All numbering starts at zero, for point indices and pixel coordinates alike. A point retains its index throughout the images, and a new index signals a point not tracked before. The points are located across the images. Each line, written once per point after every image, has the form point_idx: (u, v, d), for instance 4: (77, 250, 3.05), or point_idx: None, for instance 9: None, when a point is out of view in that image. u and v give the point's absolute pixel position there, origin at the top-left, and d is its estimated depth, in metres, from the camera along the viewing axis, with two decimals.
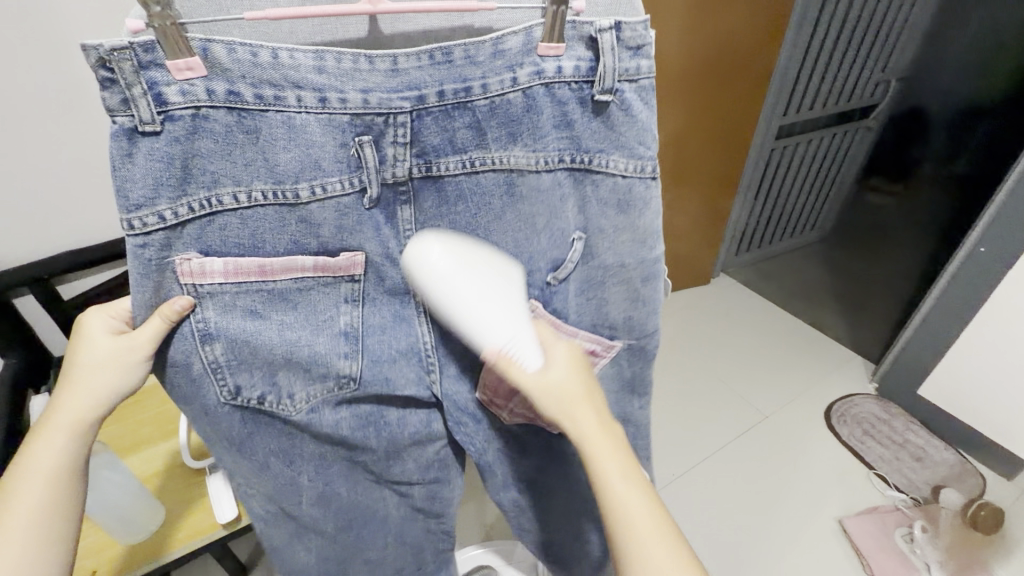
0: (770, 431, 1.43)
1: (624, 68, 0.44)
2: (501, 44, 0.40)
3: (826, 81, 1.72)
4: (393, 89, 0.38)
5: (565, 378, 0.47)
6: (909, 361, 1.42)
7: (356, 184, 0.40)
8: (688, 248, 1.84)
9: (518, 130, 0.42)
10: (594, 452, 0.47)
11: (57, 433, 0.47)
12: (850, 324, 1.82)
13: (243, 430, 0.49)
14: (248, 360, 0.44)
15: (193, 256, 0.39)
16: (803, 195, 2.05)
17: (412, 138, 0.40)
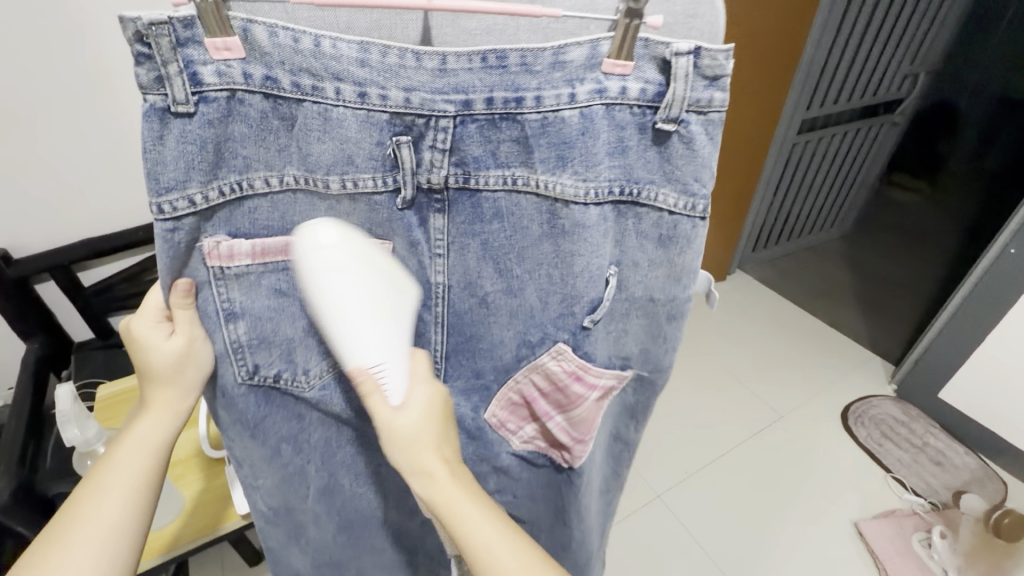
0: (785, 431, 1.41)
1: (696, 97, 0.37)
2: (562, 54, 0.35)
3: (851, 74, 1.68)
4: (437, 91, 0.36)
5: (416, 428, 0.40)
6: (930, 365, 1.39)
7: (390, 183, 0.39)
8: (705, 243, 1.81)
9: (569, 151, 0.38)
10: (453, 511, 0.40)
11: (128, 453, 0.46)
12: (870, 324, 1.79)
13: (258, 410, 0.48)
14: (270, 340, 0.44)
15: (222, 237, 0.38)
16: (823, 192, 2.01)
17: (453, 146, 0.38)
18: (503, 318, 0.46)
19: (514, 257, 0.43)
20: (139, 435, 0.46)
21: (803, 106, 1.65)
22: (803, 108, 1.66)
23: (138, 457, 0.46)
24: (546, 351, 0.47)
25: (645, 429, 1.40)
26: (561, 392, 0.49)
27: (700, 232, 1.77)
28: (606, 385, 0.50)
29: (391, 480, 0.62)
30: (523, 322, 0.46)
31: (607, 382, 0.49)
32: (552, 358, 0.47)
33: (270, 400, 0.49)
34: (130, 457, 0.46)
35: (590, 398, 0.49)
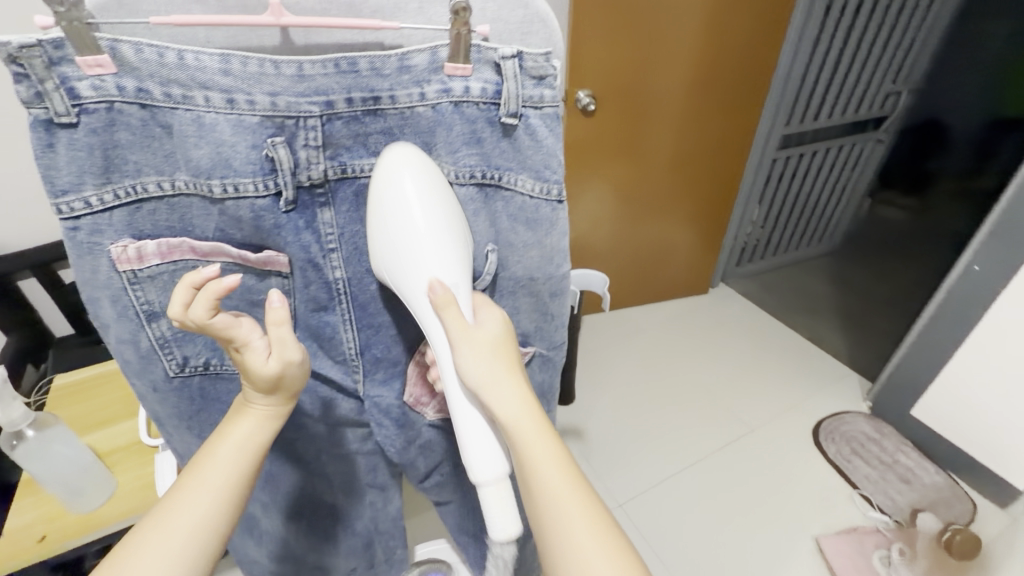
0: (755, 444, 1.41)
1: (526, 94, 0.39)
2: (407, 60, 0.36)
3: (831, 91, 1.69)
4: (299, 94, 0.35)
5: (493, 339, 0.40)
6: (903, 381, 1.38)
7: (270, 187, 0.37)
8: (685, 254, 1.83)
9: (436, 138, 0.40)
10: (524, 432, 0.38)
11: (216, 457, 0.42)
12: (850, 339, 1.79)
13: (194, 404, 0.45)
14: (193, 332, 0.42)
15: (127, 240, 0.37)
16: (809, 207, 2.01)
17: (324, 142, 0.37)
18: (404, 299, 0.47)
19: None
20: (230, 442, 0.42)
21: (782, 122, 1.66)
22: (782, 124, 1.67)
23: (236, 455, 0.42)
24: None
25: (613, 441, 1.41)
26: None
27: (682, 244, 1.80)
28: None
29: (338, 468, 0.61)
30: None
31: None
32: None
33: (207, 395, 0.46)
34: (223, 462, 0.42)
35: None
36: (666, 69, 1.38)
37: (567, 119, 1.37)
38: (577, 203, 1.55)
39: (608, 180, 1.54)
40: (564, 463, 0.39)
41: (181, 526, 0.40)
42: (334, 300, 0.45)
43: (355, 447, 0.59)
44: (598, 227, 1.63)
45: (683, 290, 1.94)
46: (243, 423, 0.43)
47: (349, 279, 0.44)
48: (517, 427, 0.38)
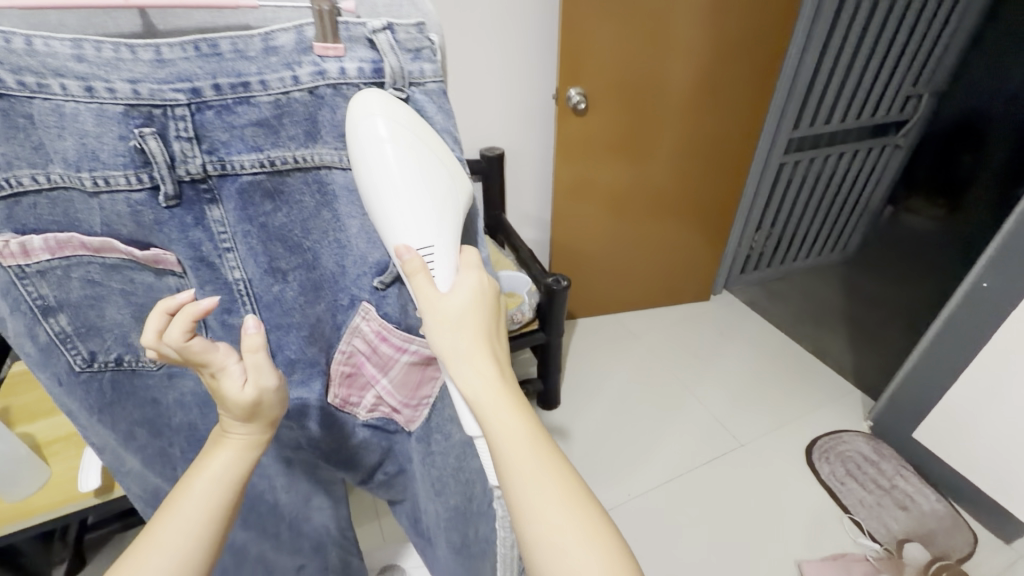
0: (743, 459, 1.35)
1: (407, 71, 0.41)
2: (272, 40, 0.37)
3: (844, 93, 1.61)
4: (161, 81, 0.35)
5: (465, 306, 0.40)
6: (904, 401, 1.31)
7: (147, 181, 0.36)
8: (685, 259, 1.78)
9: (316, 125, 0.40)
10: (488, 404, 0.38)
11: (194, 492, 0.39)
12: (857, 353, 1.70)
13: (104, 397, 0.42)
14: (100, 327, 0.40)
15: (7, 237, 0.34)
16: (821, 215, 1.92)
17: (197, 134, 0.37)
18: (310, 301, 0.46)
19: (299, 232, 0.43)
20: (209, 473, 0.40)
21: (789, 124, 1.59)
22: (789, 126, 1.59)
23: (213, 490, 0.40)
24: (356, 312, 0.47)
25: (596, 449, 1.37)
26: (381, 354, 0.50)
27: (686, 247, 1.74)
28: (420, 349, 0.50)
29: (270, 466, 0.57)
30: (330, 290, 0.46)
31: (419, 348, 0.50)
32: (359, 317, 0.47)
33: (122, 387, 0.43)
34: (202, 494, 0.40)
35: (404, 360, 0.50)
36: (663, 67, 1.33)
37: (557, 118, 1.34)
38: (569, 204, 1.51)
39: (604, 181, 1.50)
40: (540, 439, 0.38)
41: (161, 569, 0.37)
42: (235, 301, 0.43)
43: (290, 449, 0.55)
44: (595, 230, 1.59)
45: (685, 296, 1.88)
46: (224, 452, 0.41)
47: (248, 278, 0.43)
48: (483, 405, 0.38)
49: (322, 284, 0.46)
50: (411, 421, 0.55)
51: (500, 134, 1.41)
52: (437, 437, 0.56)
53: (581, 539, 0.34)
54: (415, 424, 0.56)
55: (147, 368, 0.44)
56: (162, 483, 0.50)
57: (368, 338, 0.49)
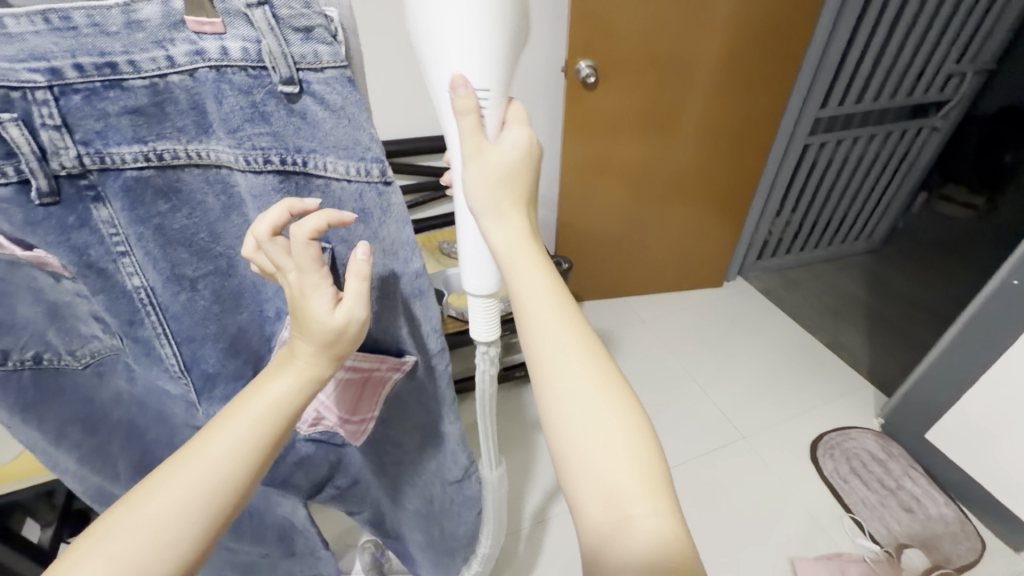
0: (744, 453, 1.32)
1: (298, 52, 0.31)
2: (134, 12, 0.28)
3: (879, 70, 1.49)
4: (13, 59, 0.26)
5: (510, 163, 0.41)
6: (918, 402, 1.25)
7: (12, 173, 0.28)
8: (696, 244, 1.71)
9: (208, 115, 0.31)
10: (516, 256, 0.41)
11: (243, 416, 0.37)
12: (874, 347, 1.63)
13: (26, 397, 0.41)
14: (11, 323, 0.37)
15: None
16: (847, 200, 1.82)
17: (68, 120, 0.28)
18: (228, 310, 0.41)
19: (206, 237, 0.37)
20: (261, 399, 0.38)
21: (815, 103, 1.49)
22: (816, 105, 1.49)
23: (267, 417, 0.38)
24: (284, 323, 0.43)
25: None
26: None
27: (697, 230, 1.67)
28: (356, 365, 0.45)
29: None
30: (253, 298, 0.42)
31: (355, 365, 0.45)
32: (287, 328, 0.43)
33: (48, 381, 0.42)
34: (257, 416, 0.38)
35: (338, 376, 0.45)
36: (682, 40, 1.25)
37: (567, 93, 1.27)
38: (578, 182, 1.45)
39: (616, 158, 1.43)
40: (569, 307, 0.41)
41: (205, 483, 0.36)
42: (139, 313, 0.37)
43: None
44: (604, 212, 1.54)
45: (694, 283, 1.81)
46: (279, 380, 0.39)
47: (152, 288, 0.36)
48: (516, 258, 0.41)
49: (243, 291, 0.41)
50: (357, 434, 0.51)
51: None
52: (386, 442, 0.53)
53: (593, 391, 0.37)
54: (361, 438, 0.52)
55: (68, 368, 0.42)
56: (103, 476, 0.50)
57: None
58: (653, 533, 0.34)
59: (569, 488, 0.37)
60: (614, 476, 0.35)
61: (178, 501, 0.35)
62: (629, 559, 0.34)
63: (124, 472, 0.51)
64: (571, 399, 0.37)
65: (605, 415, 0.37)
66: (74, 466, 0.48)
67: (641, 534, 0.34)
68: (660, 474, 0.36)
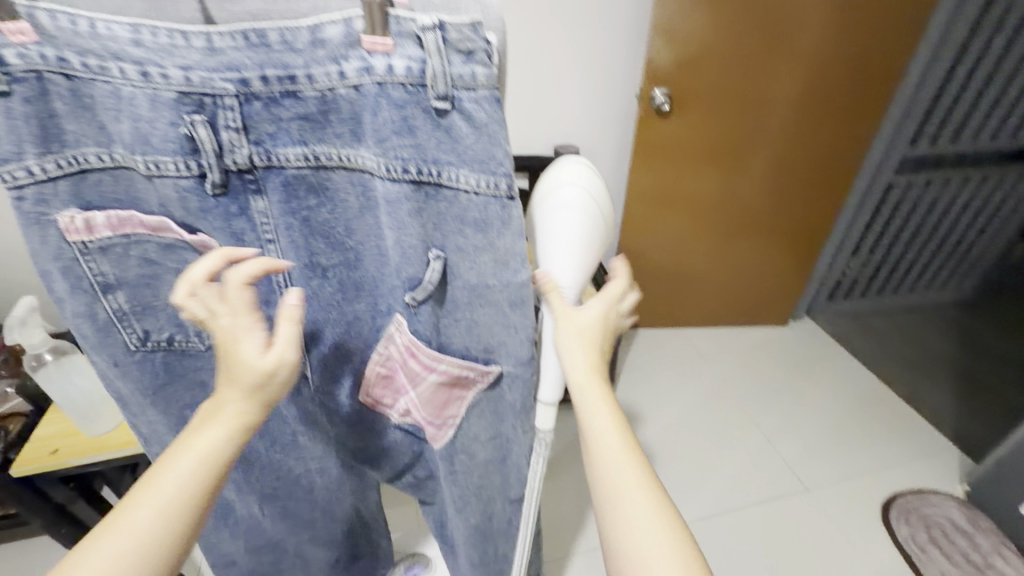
0: (807, 505, 1.24)
1: (456, 73, 0.32)
2: (319, 32, 0.31)
3: (979, 110, 1.41)
4: (212, 70, 0.32)
5: (595, 316, 0.45)
6: (1013, 470, 1.14)
7: (194, 168, 0.35)
8: (767, 278, 1.64)
9: (362, 125, 0.35)
10: (588, 386, 0.43)
11: (174, 475, 0.35)
12: (960, 406, 1.50)
13: (157, 378, 0.48)
14: (153, 306, 0.44)
15: (75, 211, 0.36)
16: (935, 246, 1.71)
17: (245, 124, 0.34)
18: (348, 299, 0.45)
19: (342, 230, 0.41)
20: (192, 453, 0.35)
21: (904, 141, 1.42)
22: (905, 143, 1.42)
23: (199, 467, 0.35)
24: (392, 321, 0.46)
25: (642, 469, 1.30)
26: (413, 370, 0.48)
27: (768, 265, 1.61)
28: (449, 370, 0.46)
29: (312, 447, 0.60)
30: (370, 292, 0.45)
31: (449, 369, 0.46)
32: (393, 327, 0.46)
33: (173, 365, 0.48)
34: (187, 467, 0.35)
35: (431, 380, 0.47)
36: (766, 72, 1.23)
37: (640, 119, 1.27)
38: (647, 210, 1.44)
39: (689, 188, 1.41)
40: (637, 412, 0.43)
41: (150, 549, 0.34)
42: (274, 294, 0.45)
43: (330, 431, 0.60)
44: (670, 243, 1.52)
45: (758, 320, 1.74)
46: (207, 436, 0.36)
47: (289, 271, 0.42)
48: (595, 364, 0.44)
49: (363, 283, 0.45)
50: (437, 439, 0.54)
51: (581, 133, 1.37)
52: (458, 452, 0.55)
53: (654, 523, 0.38)
54: (440, 445, 0.55)
55: (193, 350, 0.48)
56: None
57: (400, 355, 0.48)
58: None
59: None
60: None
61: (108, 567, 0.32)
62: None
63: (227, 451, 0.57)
64: (626, 508, 0.39)
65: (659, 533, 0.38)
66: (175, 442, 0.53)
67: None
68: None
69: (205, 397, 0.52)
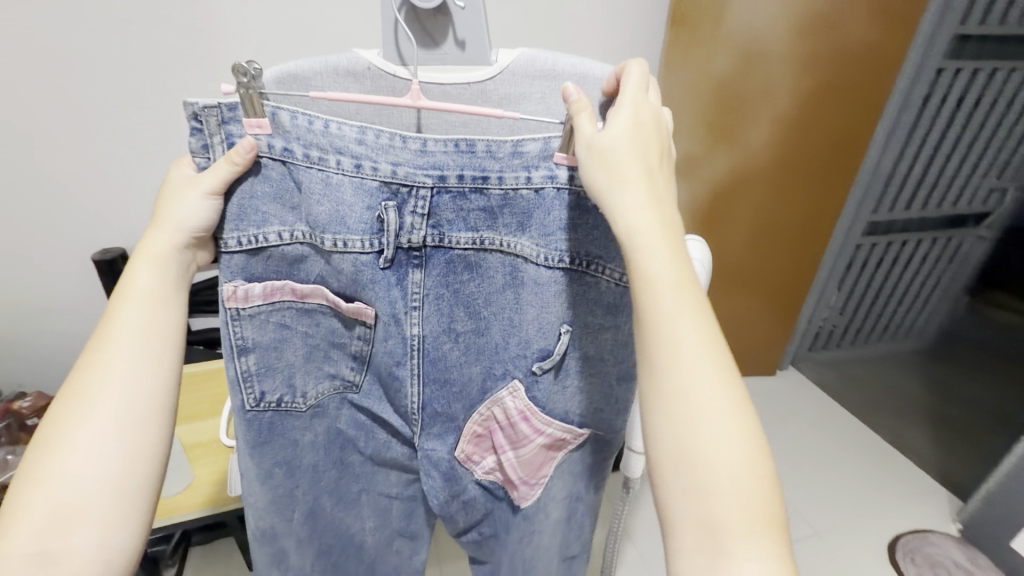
0: (820, 549, 1.29)
1: None
2: (521, 146, 0.42)
3: (924, 182, 1.61)
4: (417, 167, 0.43)
5: (622, 140, 0.38)
6: (1000, 505, 1.24)
7: (375, 245, 0.45)
8: (761, 334, 1.77)
9: (530, 219, 0.44)
10: (661, 290, 0.38)
11: (117, 349, 0.45)
12: (941, 449, 1.62)
13: (261, 435, 0.52)
14: (274, 367, 0.50)
15: (238, 283, 0.45)
16: (894, 299, 1.86)
17: (429, 212, 0.44)
18: (470, 361, 0.50)
19: (482, 301, 0.48)
20: (125, 328, 0.46)
21: (868, 209, 1.61)
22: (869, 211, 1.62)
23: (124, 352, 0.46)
24: (503, 386, 0.51)
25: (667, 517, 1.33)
26: (520, 431, 0.52)
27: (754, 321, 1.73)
28: (554, 433, 0.53)
29: (373, 504, 0.64)
30: (489, 356, 0.50)
31: (555, 432, 0.52)
32: (507, 393, 0.50)
33: (270, 431, 0.53)
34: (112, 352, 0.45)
35: (536, 441, 0.53)
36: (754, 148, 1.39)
37: None
38: None
39: None
40: (691, 294, 0.38)
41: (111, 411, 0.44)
42: (405, 356, 0.49)
43: (395, 490, 0.64)
44: None
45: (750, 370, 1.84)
46: (130, 311, 0.46)
47: (423, 340, 0.48)
48: (644, 244, 0.38)
49: (485, 349, 0.50)
50: (523, 499, 0.57)
51: None
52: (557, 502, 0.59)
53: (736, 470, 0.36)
54: (524, 505, 0.57)
55: (296, 409, 0.53)
56: (279, 510, 0.58)
57: (508, 417, 0.52)
58: None
59: (659, 484, 0.38)
60: (715, 480, 0.36)
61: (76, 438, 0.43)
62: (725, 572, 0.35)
63: (298, 517, 0.59)
64: (703, 452, 0.36)
65: (721, 428, 0.36)
66: (264, 502, 0.57)
67: (740, 549, 0.35)
68: (770, 519, 0.36)
69: (296, 457, 0.55)
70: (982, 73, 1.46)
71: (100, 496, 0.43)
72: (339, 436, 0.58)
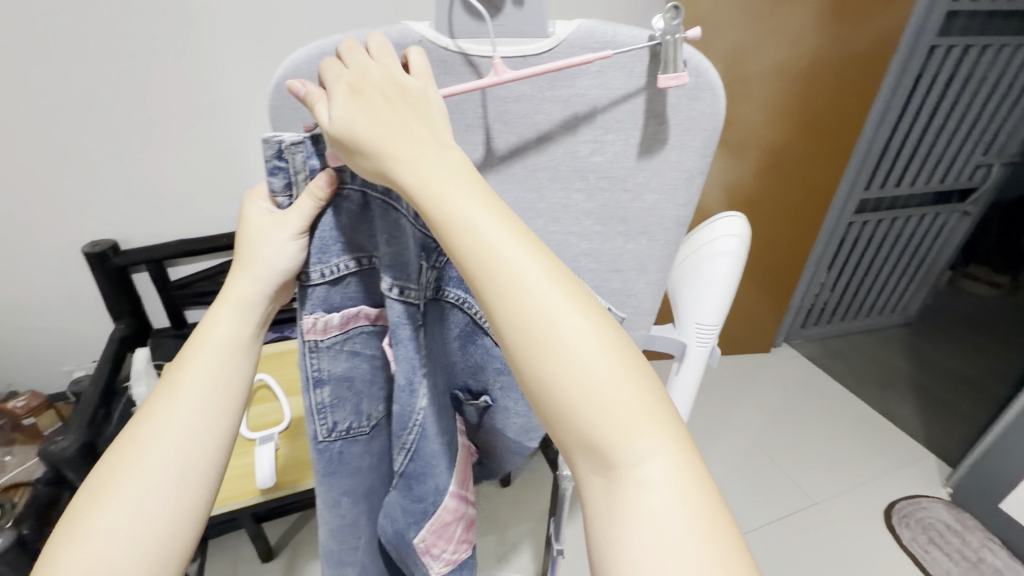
0: (819, 518, 1.33)
1: (683, 126, 0.43)
2: (601, 147, 0.44)
3: (916, 158, 1.63)
4: None
5: (343, 113, 0.36)
6: (989, 471, 1.29)
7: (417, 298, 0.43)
8: (757, 313, 1.79)
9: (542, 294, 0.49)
10: (555, 314, 0.34)
11: (183, 400, 0.43)
12: (928, 417, 1.68)
13: (326, 466, 0.53)
14: (344, 397, 0.50)
15: (319, 314, 0.45)
16: (884, 275, 1.90)
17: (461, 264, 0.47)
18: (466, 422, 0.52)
19: None
20: (194, 378, 0.44)
21: (861, 184, 1.63)
22: (861, 187, 1.64)
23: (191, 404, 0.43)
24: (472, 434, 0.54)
25: None
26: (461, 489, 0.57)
27: (746, 308, 1.77)
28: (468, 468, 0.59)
29: None
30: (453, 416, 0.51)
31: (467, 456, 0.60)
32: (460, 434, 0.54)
33: (333, 463, 0.53)
34: (177, 401, 0.43)
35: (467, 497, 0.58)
36: (750, 123, 1.39)
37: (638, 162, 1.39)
38: None
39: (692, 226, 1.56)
40: (577, 300, 0.35)
41: (171, 466, 0.41)
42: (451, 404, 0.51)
43: None
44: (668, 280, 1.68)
45: (746, 348, 1.87)
46: (202, 359, 0.45)
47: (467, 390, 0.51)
48: (488, 251, 0.34)
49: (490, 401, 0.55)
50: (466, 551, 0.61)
51: None
52: None
53: (637, 418, 0.33)
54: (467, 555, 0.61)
55: (361, 435, 0.53)
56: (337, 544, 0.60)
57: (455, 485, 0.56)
58: (667, 481, 0.32)
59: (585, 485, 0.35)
60: (602, 430, 0.33)
61: (127, 491, 0.40)
62: (631, 529, 0.31)
63: (361, 543, 0.62)
64: (591, 417, 0.33)
65: (598, 371, 0.33)
66: (326, 531, 0.59)
67: (637, 498, 0.32)
68: (663, 408, 0.34)
69: (356, 487, 0.56)
70: (973, 50, 1.47)
71: (146, 565, 0.39)
72: (386, 452, 0.58)
